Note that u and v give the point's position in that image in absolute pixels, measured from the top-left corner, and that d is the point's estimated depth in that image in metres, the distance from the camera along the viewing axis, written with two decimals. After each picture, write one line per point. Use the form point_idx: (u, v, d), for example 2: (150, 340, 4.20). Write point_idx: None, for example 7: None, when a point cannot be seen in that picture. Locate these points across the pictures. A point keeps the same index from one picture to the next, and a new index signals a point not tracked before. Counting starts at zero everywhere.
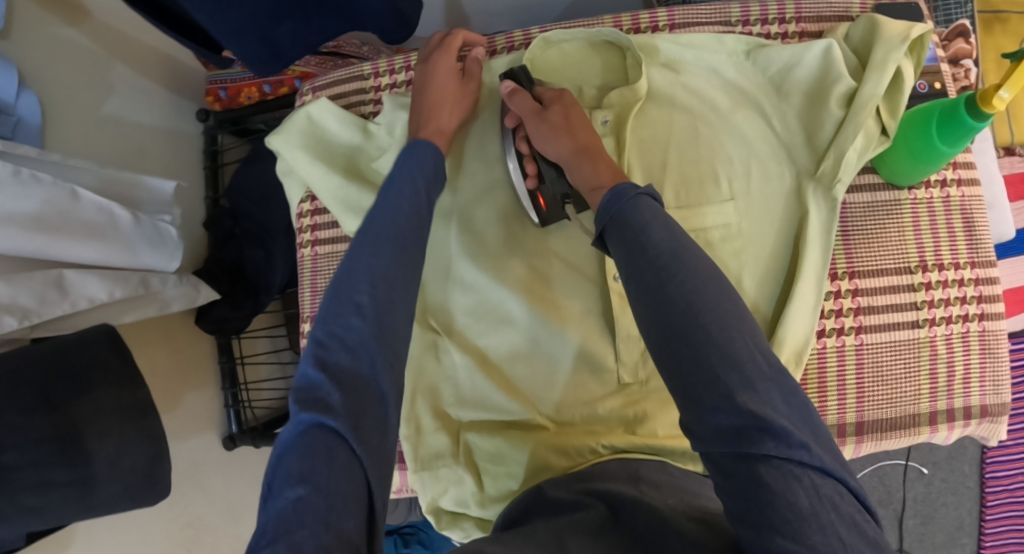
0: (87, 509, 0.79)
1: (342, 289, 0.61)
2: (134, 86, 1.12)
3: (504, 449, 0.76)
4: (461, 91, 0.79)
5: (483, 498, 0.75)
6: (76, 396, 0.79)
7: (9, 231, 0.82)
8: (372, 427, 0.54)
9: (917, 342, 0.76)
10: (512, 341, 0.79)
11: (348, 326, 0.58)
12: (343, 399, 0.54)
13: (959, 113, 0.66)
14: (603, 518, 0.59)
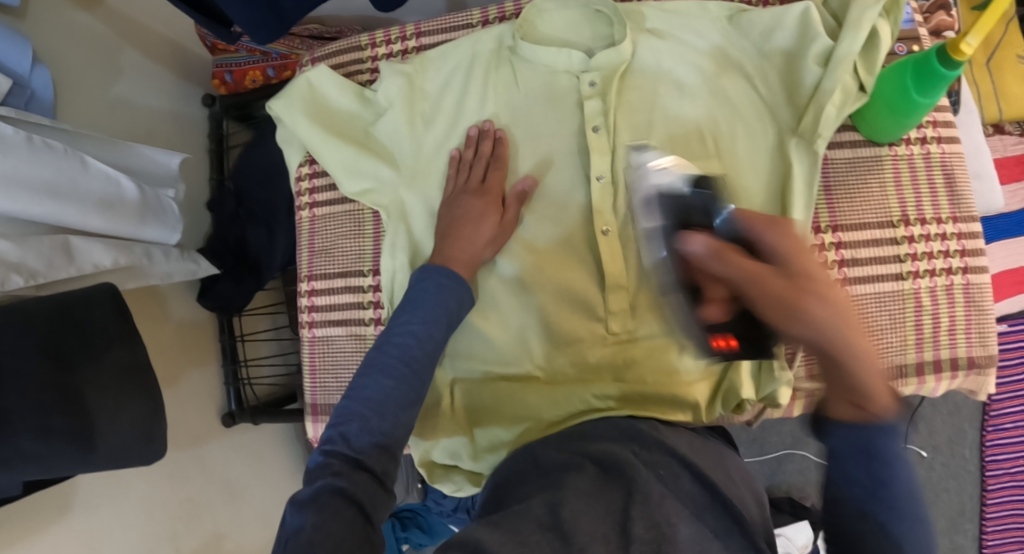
0: (87, 462, 0.81)
1: (354, 390, 0.65)
2: (143, 71, 1.17)
3: (498, 399, 0.78)
4: (485, 205, 0.78)
5: (476, 450, 0.78)
6: (79, 350, 0.82)
7: (20, 193, 0.84)
8: (378, 502, 0.58)
9: (901, 294, 0.77)
10: (505, 297, 0.80)
11: (355, 431, 0.62)
12: (351, 475, 0.58)
13: (931, 64, 0.68)
14: (597, 475, 0.63)
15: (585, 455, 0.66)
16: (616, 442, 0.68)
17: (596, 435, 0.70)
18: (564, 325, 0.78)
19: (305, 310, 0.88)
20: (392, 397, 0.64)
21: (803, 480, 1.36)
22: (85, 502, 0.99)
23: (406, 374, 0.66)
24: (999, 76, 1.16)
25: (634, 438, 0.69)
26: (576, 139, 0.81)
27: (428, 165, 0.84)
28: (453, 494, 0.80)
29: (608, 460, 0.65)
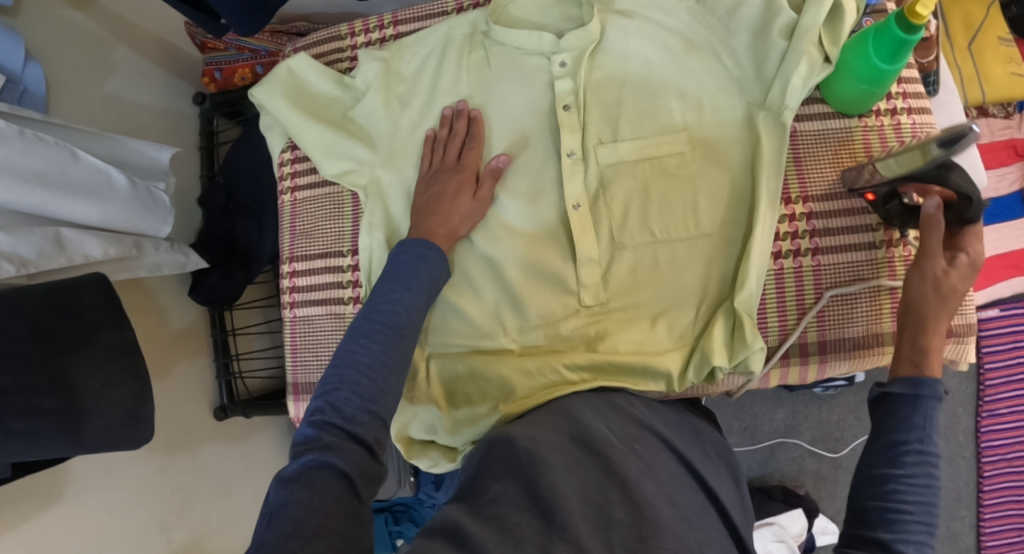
0: (74, 441, 0.82)
1: (340, 361, 0.64)
2: (134, 69, 1.19)
3: (472, 370, 0.80)
4: (461, 182, 0.80)
5: (450, 423, 0.79)
6: (67, 333, 0.84)
7: (11, 183, 0.87)
8: (369, 474, 0.58)
9: (875, 263, 0.79)
10: (480, 275, 0.82)
11: (345, 398, 0.61)
12: (340, 444, 0.58)
13: (892, 30, 0.69)
14: (570, 449, 0.64)
15: (565, 427, 0.67)
16: (597, 416, 0.69)
17: (575, 408, 0.71)
18: (539, 298, 0.80)
19: (288, 291, 0.91)
20: (379, 360, 0.64)
21: (796, 469, 1.35)
22: (76, 490, 1.00)
23: (390, 339, 0.65)
24: (981, 58, 1.18)
25: (614, 414, 0.70)
26: (547, 118, 0.82)
27: (404, 147, 0.85)
28: (431, 469, 0.81)
29: (589, 435, 0.65)
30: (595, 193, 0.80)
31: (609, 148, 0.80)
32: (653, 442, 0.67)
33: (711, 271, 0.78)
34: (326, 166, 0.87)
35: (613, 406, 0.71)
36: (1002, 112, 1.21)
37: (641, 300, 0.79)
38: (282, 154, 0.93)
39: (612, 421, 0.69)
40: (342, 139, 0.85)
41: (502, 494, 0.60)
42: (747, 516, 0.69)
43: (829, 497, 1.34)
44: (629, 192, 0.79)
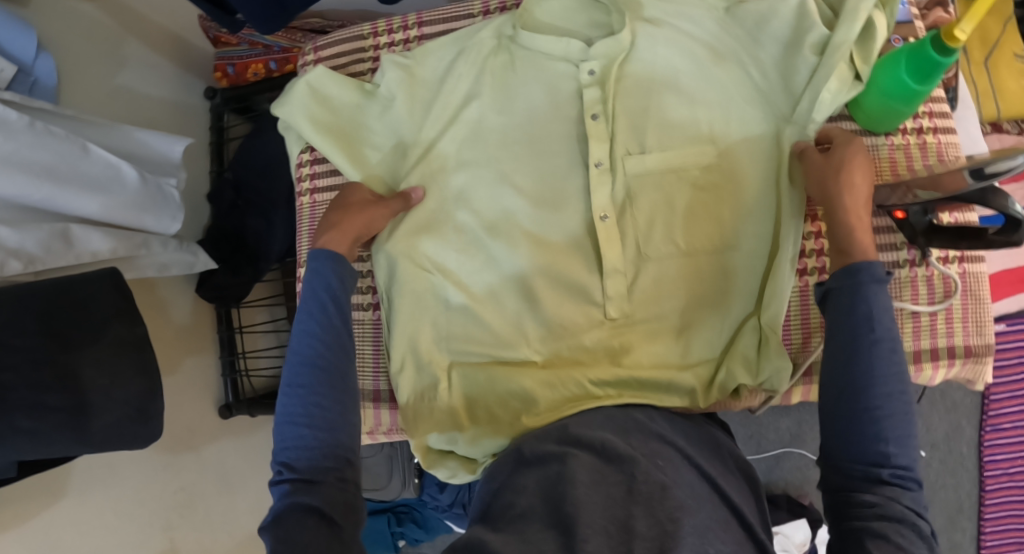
0: (83, 442, 0.81)
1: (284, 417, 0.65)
2: (145, 62, 1.18)
3: (494, 381, 0.79)
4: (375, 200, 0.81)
5: (472, 434, 0.78)
6: (77, 332, 0.82)
7: (20, 177, 0.85)
8: (339, 506, 0.61)
9: (898, 281, 0.79)
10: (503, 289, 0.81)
11: (298, 451, 0.63)
12: (307, 490, 0.61)
13: (925, 52, 0.70)
14: (595, 464, 0.64)
15: (588, 444, 0.66)
16: (616, 432, 0.68)
17: (596, 422, 0.70)
18: (561, 308, 0.79)
19: None
20: (314, 404, 0.65)
21: (800, 478, 1.36)
22: (80, 490, 0.98)
23: (318, 377, 0.66)
24: (996, 73, 1.17)
25: (634, 431, 0.69)
26: (572, 129, 0.81)
27: (425, 154, 0.85)
28: (449, 479, 0.82)
29: (613, 451, 0.65)
30: (625, 209, 0.79)
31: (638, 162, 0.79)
32: (674, 457, 0.66)
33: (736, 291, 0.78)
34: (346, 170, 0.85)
35: (631, 421, 0.71)
36: (1015, 129, 1.19)
37: (664, 312, 0.78)
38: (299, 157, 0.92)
39: (634, 439, 0.67)
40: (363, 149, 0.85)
41: (528, 510, 0.61)
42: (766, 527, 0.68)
43: None
44: (654, 204, 0.79)
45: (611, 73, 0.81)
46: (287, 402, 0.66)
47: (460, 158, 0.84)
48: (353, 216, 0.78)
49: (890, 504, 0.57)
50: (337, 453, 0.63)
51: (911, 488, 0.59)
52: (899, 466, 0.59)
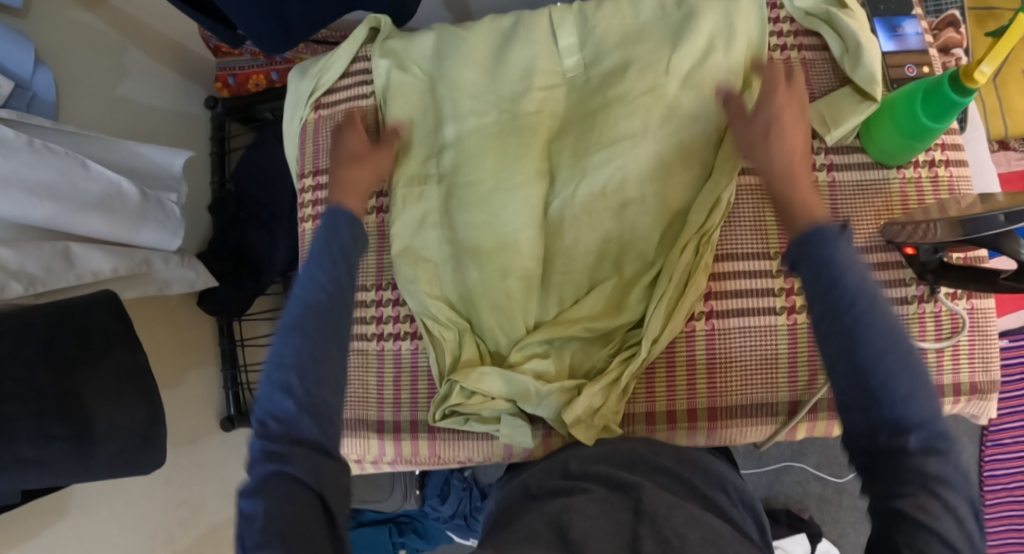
0: (85, 469, 0.81)
1: (275, 365, 0.64)
2: (146, 71, 1.16)
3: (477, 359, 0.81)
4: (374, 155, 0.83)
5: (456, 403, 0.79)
6: (80, 356, 0.82)
7: (19, 197, 0.84)
8: (329, 480, 0.61)
9: (906, 317, 0.76)
10: (500, 285, 0.80)
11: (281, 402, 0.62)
12: (297, 463, 0.60)
13: (942, 90, 0.68)
14: (603, 495, 0.65)
15: (594, 477, 0.68)
16: (619, 467, 0.69)
17: (599, 456, 0.72)
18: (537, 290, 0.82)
19: None
20: (302, 357, 0.63)
21: (801, 492, 1.36)
22: (82, 508, 0.98)
23: (315, 328, 0.64)
24: (1005, 91, 1.15)
25: (638, 465, 0.70)
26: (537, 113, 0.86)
27: (431, 144, 0.88)
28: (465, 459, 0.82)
29: (619, 480, 0.66)
30: (606, 218, 0.81)
31: (605, 170, 0.81)
32: (679, 489, 0.67)
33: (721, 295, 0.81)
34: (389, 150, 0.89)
35: (633, 456, 0.71)
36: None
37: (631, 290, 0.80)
38: (302, 184, 0.92)
39: (639, 472, 0.69)
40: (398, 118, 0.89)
41: (530, 534, 0.62)
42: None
43: (833, 520, 1.35)
44: (619, 214, 0.81)
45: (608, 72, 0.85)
46: (279, 344, 0.65)
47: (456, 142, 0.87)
48: (354, 164, 0.79)
49: (927, 483, 0.53)
50: (323, 404, 0.62)
51: (944, 450, 0.54)
52: (921, 426, 0.54)
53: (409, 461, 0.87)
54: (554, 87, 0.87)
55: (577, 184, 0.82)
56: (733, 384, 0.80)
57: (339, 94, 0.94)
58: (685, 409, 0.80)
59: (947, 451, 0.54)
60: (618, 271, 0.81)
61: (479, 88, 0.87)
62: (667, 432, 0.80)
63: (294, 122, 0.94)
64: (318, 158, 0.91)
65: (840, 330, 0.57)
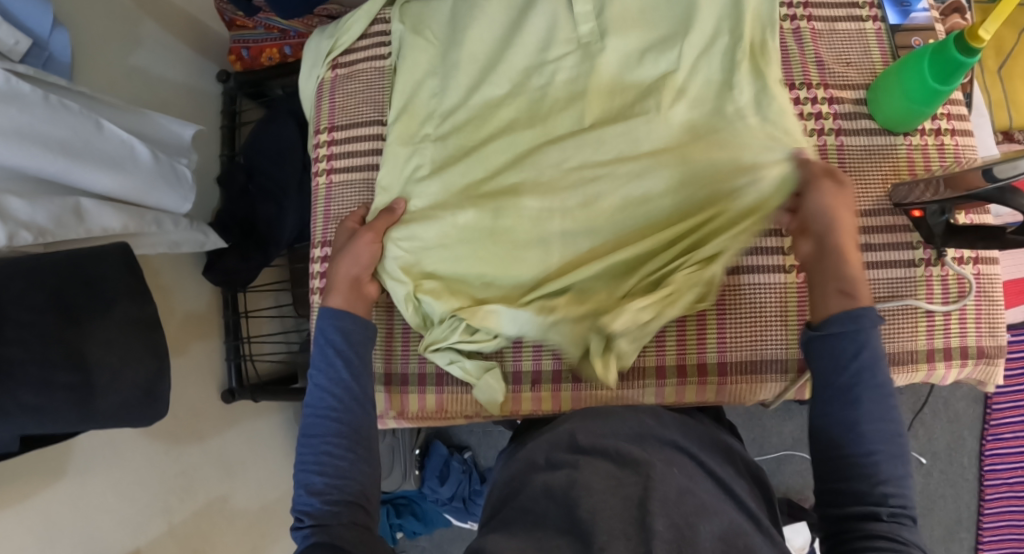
0: (88, 417, 0.79)
1: (303, 461, 0.69)
2: (161, 43, 1.17)
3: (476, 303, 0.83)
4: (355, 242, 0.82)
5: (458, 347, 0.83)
6: (90, 311, 0.82)
7: (34, 150, 0.84)
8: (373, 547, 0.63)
9: (913, 280, 0.78)
10: (509, 241, 0.82)
11: (321, 485, 0.66)
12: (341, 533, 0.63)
13: (947, 51, 0.70)
14: (609, 471, 0.65)
15: (601, 450, 0.68)
16: (626, 440, 0.70)
17: (608, 429, 0.72)
18: (554, 249, 0.81)
19: (317, 276, 0.90)
20: (329, 455, 0.68)
21: (801, 482, 1.36)
22: (81, 470, 0.96)
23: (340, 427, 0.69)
24: (1010, 84, 1.18)
25: (648, 438, 0.70)
26: (551, 81, 0.87)
27: (426, 112, 0.89)
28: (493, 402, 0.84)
29: (627, 456, 0.67)
30: (627, 175, 0.80)
31: (617, 133, 0.82)
32: (687, 463, 0.68)
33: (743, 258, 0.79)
34: (393, 101, 0.90)
35: (644, 428, 0.72)
36: None
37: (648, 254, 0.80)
38: (317, 140, 0.94)
39: (648, 445, 0.69)
40: (408, 77, 0.90)
41: (541, 516, 0.64)
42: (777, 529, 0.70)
43: None
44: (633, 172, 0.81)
45: (623, 39, 0.86)
46: (303, 451, 0.69)
47: (461, 102, 0.88)
48: (343, 257, 0.81)
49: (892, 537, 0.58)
50: (358, 494, 0.66)
51: (909, 522, 0.59)
52: (897, 505, 0.59)
53: (420, 417, 0.89)
54: (567, 57, 0.87)
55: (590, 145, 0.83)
56: (744, 341, 0.83)
57: (359, 54, 0.95)
58: (695, 364, 0.83)
59: (914, 532, 0.59)
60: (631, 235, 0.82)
61: (488, 60, 0.89)
62: (676, 386, 0.84)
63: (312, 80, 0.97)
64: (334, 116, 0.94)
65: (840, 392, 0.63)
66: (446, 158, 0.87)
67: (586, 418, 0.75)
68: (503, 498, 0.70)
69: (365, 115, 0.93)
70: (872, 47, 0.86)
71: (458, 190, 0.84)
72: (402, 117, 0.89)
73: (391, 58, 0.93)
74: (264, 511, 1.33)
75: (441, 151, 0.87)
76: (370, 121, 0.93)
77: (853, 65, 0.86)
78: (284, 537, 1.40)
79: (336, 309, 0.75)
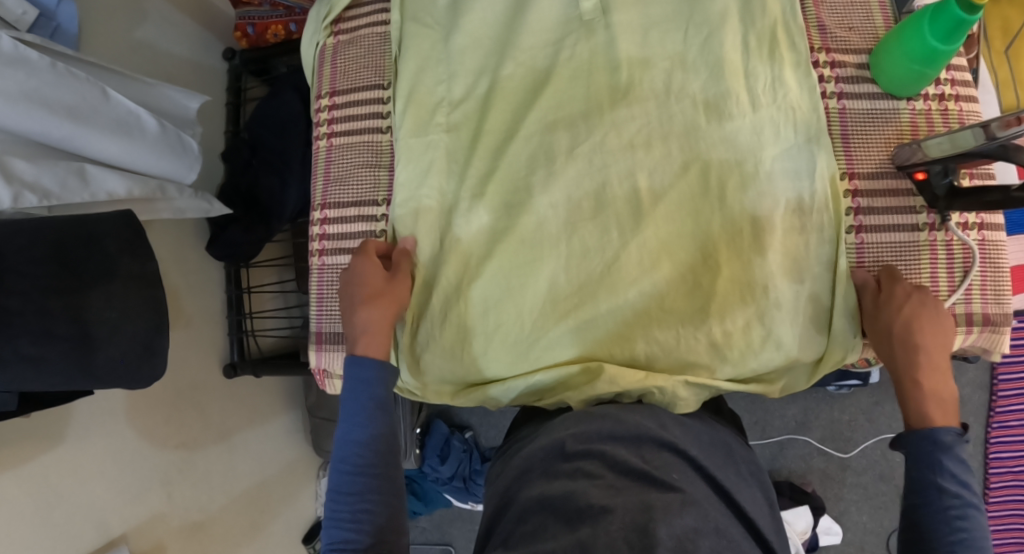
0: (87, 372, 0.80)
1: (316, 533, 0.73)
2: (166, 17, 1.17)
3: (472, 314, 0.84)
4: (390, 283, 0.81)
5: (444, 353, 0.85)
6: (89, 279, 0.82)
7: (40, 114, 0.81)
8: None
9: (917, 244, 0.81)
10: (517, 255, 0.84)
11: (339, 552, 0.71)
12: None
13: (950, 8, 0.70)
14: (609, 480, 0.65)
15: (597, 455, 0.68)
16: (620, 444, 0.70)
17: (603, 432, 0.72)
18: (555, 258, 0.83)
19: (317, 237, 0.92)
20: None
21: (803, 466, 1.36)
22: (81, 435, 0.96)
23: None
24: (1017, 64, 1.16)
25: (645, 440, 0.71)
26: (554, 52, 0.87)
27: (429, 105, 0.88)
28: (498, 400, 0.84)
29: (626, 464, 0.67)
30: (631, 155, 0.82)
31: (618, 118, 0.84)
32: (686, 469, 0.68)
33: (751, 296, 0.80)
34: (398, 92, 0.89)
35: (640, 430, 0.72)
36: None
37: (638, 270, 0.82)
38: (319, 104, 0.95)
39: (647, 451, 0.69)
40: (412, 59, 0.89)
41: (540, 526, 0.63)
42: (780, 537, 0.69)
43: (835, 497, 1.35)
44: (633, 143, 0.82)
45: (628, 8, 0.85)
46: None
47: (464, 91, 0.88)
48: (378, 305, 0.78)
49: None
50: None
51: None
52: None
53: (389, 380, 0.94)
54: (568, 33, 0.86)
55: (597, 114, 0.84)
56: None
57: (361, 20, 0.95)
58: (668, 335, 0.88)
59: None
60: (633, 198, 0.83)
61: (491, 31, 0.89)
62: None
63: (312, 46, 0.98)
64: (335, 80, 0.95)
65: None
66: (458, 141, 0.87)
67: (578, 420, 0.75)
68: (500, 510, 0.70)
69: (365, 80, 0.93)
70: (874, 10, 0.87)
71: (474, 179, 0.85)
72: (412, 107, 0.88)
73: (392, 46, 0.92)
74: (263, 486, 1.33)
75: (450, 140, 0.87)
76: (371, 85, 0.93)
77: (855, 30, 0.86)
78: (285, 511, 1.41)
79: (378, 362, 0.74)
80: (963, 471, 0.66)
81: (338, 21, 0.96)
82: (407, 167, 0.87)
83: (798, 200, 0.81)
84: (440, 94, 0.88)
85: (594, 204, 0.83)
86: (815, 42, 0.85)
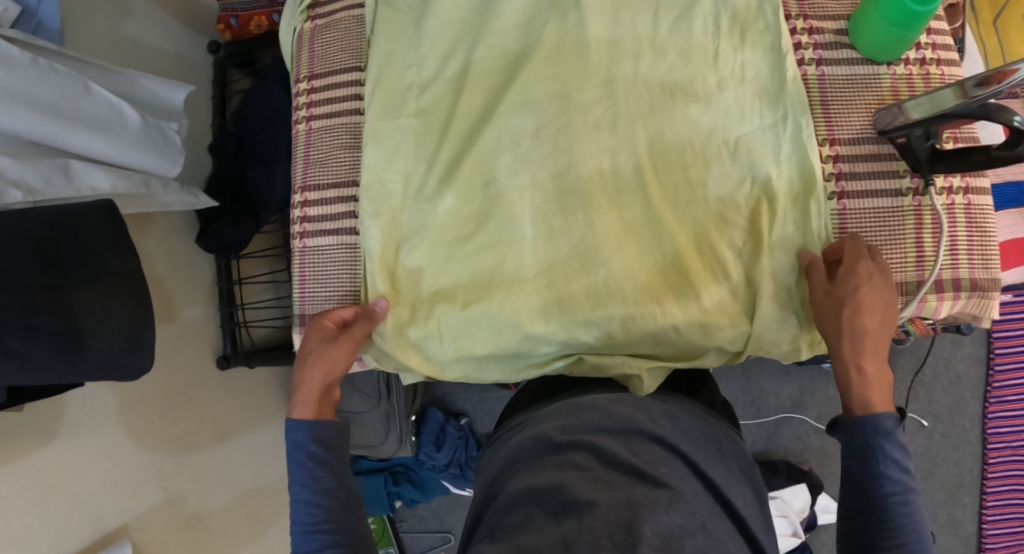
0: (74, 364, 0.80)
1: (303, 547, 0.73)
2: (150, 14, 1.17)
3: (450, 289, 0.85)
4: (327, 342, 0.81)
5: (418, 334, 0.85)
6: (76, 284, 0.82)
7: (20, 110, 0.80)
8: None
9: (900, 210, 0.80)
10: (484, 236, 0.84)
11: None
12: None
13: None
14: (597, 475, 0.65)
15: (586, 447, 0.68)
16: (610, 435, 0.69)
17: (592, 425, 0.71)
18: (531, 244, 0.83)
19: (296, 218, 0.93)
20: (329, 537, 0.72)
21: (801, 445, 1.35)
22: (74, 430, 0.96)
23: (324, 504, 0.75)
24: (1006, 34, 1.15)
25: (634, 432, 0.70)
26: (530, 33, 0.86)
27: (399, 90, 0.89)
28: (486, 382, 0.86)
29: (615, 457, 0.66)
30: (608, 136, 0.83)
31: (597, 100, 0.84)
32: (675, 461, 0.67)
33: (724, 279, 0.80)
34: (368, 75, 0.90)
35: (630, 423, 0.71)
36: None
37: (619, 252, 0.81)
38: (298, 88, 0.95)
39: (635, 443, 0.68)
40: (382, 44, 0.89)
41: (526, 519, 0.63)
42: (770, 532, 0.69)
43: (834, 475, 1.35)
44: (609, 127, 0.83)
45: None
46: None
47: (439, 73, 0.88)
48: (317, 363, 0.80)
49: None
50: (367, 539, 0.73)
51: None
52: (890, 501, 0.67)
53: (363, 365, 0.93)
54: (543, 14, 0.86)
55: (577, 96, 0.84)
56: None
57: (337, 4, 0.95)
58: None
59: None
60: (613, 177, 0.83)
61: (467, 14, 0.88)
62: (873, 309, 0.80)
63: (290, 31, 0.98)
64: (313, 65, 0.95)
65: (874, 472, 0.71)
66: (427, 129, 0.88)
67: (567, 413, 0.74)
68: (486, 504, 0.70)
69: (343, 63, 0.93)
70: None
71: (453, 167, 0.85)
72: (379, 91, 0.88)
73: (366, 27, 0.92)
74: (262, 478, 1.34)
75: (420, 124, 0.88)
76: (349, 68, 0.93)
77: None
78: (285, 502, 1.41)
79: (307, 421, 0.78)
80: (905, 456, 0.67)
81: (314, 6, 0.96)
82: (376, 145, 0.87)
83: (767, 182, 0.80)
84: (408, 80, 0.89)
85: (569, 183, 0.83)
86: (793, 10, 0.85)
